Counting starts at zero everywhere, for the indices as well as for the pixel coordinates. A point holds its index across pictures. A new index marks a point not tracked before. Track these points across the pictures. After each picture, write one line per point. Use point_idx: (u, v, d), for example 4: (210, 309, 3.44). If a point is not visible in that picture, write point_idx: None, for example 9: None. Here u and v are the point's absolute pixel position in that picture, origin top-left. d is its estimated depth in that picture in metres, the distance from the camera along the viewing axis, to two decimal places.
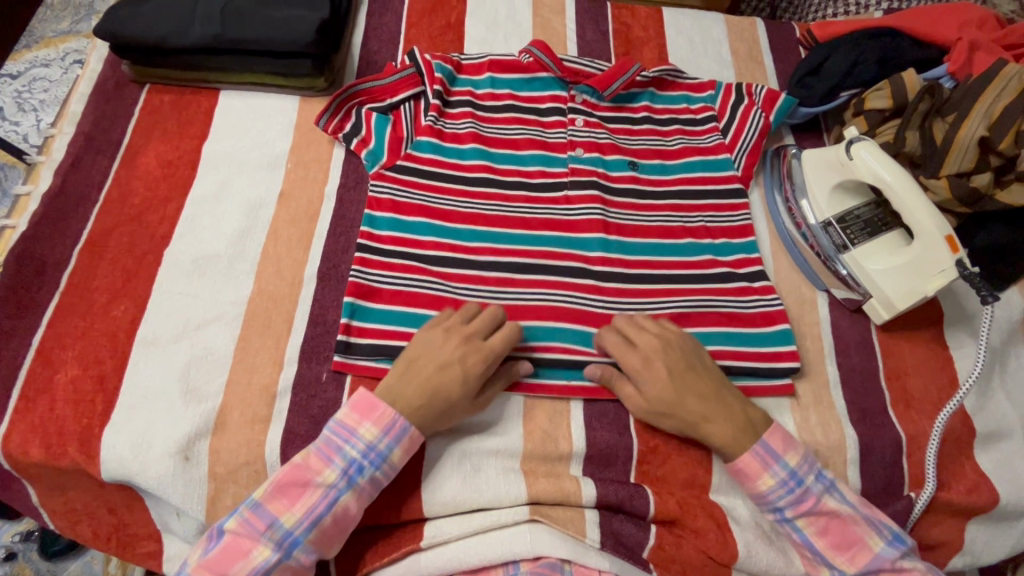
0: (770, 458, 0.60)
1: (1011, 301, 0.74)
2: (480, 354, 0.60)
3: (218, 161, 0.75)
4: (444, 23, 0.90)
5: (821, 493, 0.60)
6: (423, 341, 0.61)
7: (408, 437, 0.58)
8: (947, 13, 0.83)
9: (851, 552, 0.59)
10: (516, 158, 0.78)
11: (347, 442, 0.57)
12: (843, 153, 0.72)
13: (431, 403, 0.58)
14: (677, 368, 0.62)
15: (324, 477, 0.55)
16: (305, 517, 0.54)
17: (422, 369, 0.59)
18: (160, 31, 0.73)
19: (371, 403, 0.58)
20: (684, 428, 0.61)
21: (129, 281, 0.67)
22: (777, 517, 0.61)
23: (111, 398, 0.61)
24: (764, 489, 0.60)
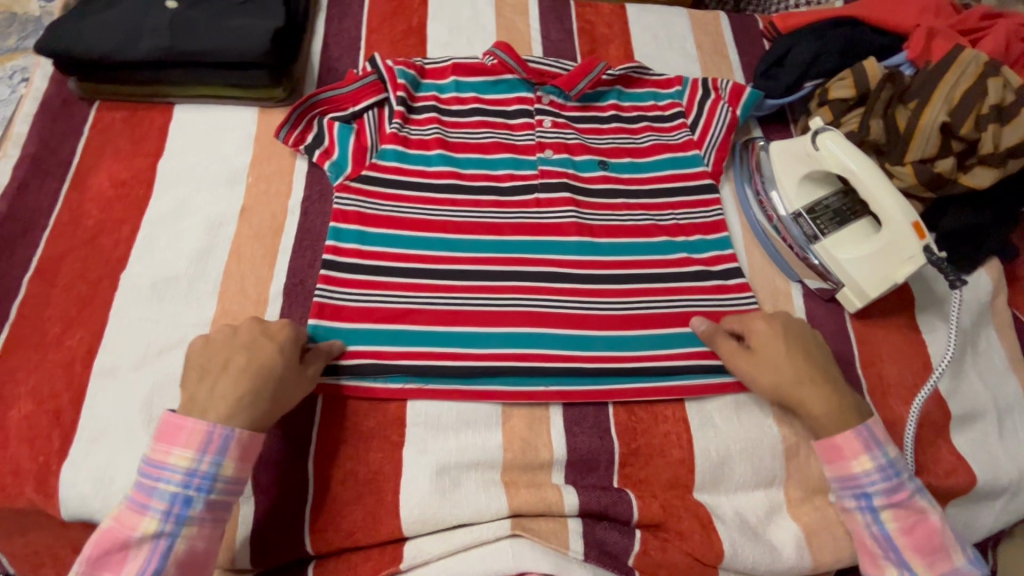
0: (872, 442, 0.59)
1: (980, 282, 0.75)
2: (276, 344, 0.57)
3: (176, 179, 0.73)
4: (405, 27, 0.89)
5: (912, 490, 0.58)
6: (192, 354, 0.56)
7: (234, 445, 0.52)
8: (903, 1, 0.84)
9: (931, 557, 0.57)
10: (484, 162, 0.77)
11: (158, 479, 0.50)
12: (809, 145, 0.72)
13: (241, 402, 0.53)
14: (807, 340, 0.64)
15: (142, 528, 0.49)
16: (144, 568, 0.49)
17: (205, 373, 0.55)
18: (106, 46, 0.70)
19: (175, 424, 0.52)
20: (782, 390, 0.61)
21: (85, 309, 0.64)
22: (859, 503, 0.59)
23: (69, 432, 0.58)
24: (857, 470, 0.58)
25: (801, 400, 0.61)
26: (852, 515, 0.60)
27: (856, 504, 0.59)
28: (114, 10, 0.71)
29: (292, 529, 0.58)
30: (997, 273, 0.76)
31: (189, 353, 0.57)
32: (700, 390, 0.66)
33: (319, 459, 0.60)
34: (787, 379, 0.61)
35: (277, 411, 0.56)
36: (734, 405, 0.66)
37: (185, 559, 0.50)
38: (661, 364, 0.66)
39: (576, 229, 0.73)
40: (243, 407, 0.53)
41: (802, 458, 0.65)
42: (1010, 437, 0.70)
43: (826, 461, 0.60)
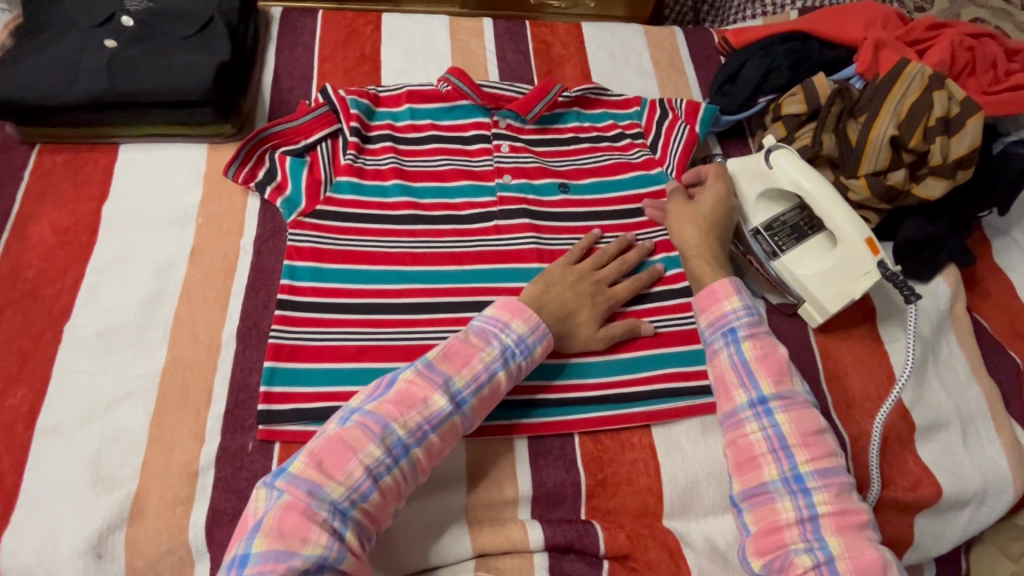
0: (741, 289, 0.64)
1: (939, 290, 0.76)
2: (600, 259, 0.70)
3: (123, 222, 0.71)
4: (359, 55, 0.88)
5: (771, 333, 0.62)
6: (561, 259, 0.69)
7: (550, 337, 0.62)
8: (850, 14, 0.86)
9: (784, 381, 0.59)
10: (441, 191, 0.76)
11: (482, 349, 0.58)
12: (763, 163, 0.73)
13: (582, 304, 0.66)
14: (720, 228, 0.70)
15: (401, 422, 0.53)
16: (365, 477, 0.50)
17: (595, 275, 0.68)
18: (42, 89, 0.68)
19: (517, 304, 0.61)
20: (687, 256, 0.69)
21: (26, 364, 0.61)
22: (726, 338, 0.61)
23: (10, 497, 0.55)
24: (727, 309, 0.62)
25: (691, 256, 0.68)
26: (750, 429, 0.57)
27: (753, 413, 0.58)
28: (52, 51, 0.70)
29: None
30: (955, 280, 0.77)
31: (557, 261, 0.69)
32: (666, 414, 0.65)
33: None
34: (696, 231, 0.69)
35: (581, 333, 0.65)
36: (701, 427, 0.66)
37: (444, 438, 0.55)
38: (626, 390, 0.65)
39: (538, 256, 0.72)
40: (587, 323, 0.65)
41: None
42: (974, 445, 0.70)
43: (702, 310, 0.64)
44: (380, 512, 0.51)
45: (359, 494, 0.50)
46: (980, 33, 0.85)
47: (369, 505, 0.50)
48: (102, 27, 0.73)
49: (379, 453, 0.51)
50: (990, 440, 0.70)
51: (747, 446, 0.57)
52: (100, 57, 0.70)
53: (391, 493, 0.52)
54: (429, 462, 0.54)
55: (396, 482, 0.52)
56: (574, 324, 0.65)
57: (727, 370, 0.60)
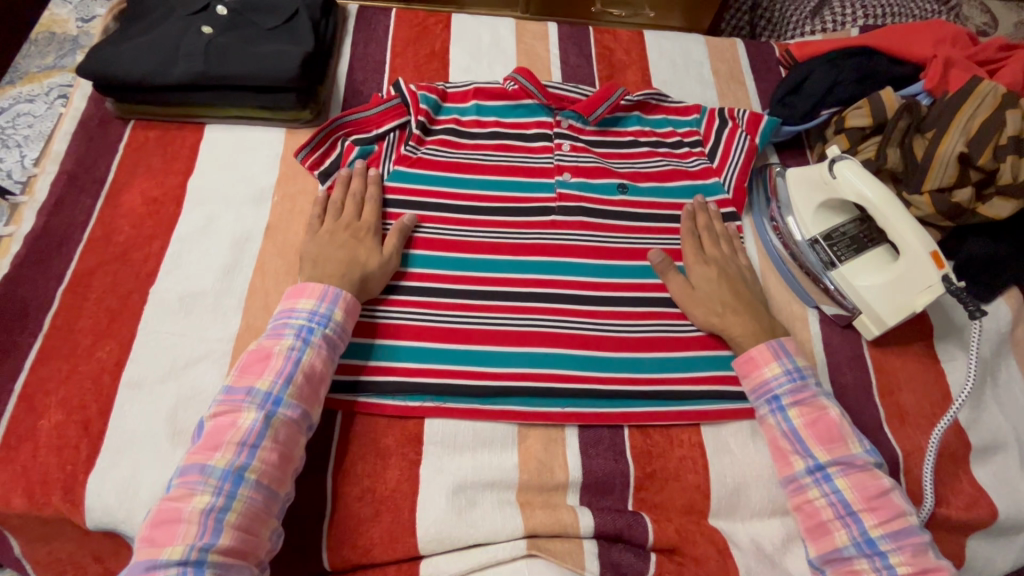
0: (780, 352, 0.64)
1: (999, 311, 0.75)
2: (335, 209, 0.72)
3: (205, 196, 0.75)
4: (429, 52, 0.92)
5: (818, 393, 0.63)
6: (307, 232, 0.70)
7: (344, 300, 0.63)
8: (920, 31, 0.85)
9: (838, 446, 0.59)
10: (504, 184, 0.78)
11: (276, 344, 0.59)
12: (825, 173, 0.73)
13: (351, 251, 0.67)
14: (738, 281, 0.71)
15: (218, 457, 0.52)
16: (201, 527, 0.49)
17: (336, 226, 0.69)
18: (143, 69, 0.73)
19: (300, 287, 0.63)
20: (711, 319, 0.68)
21: (114, 321, 0.66)
22: (771, 407, 0.62)
23: (97, 442, 0.59)
24: (769, 376, 0.63)
25: (722, 320, 0.68)
26: (812, 495, 0.59)
27: (813, 479, 0.59)
28: (152, 35, 0.76)
29: (309, 544, 0.58)
30: (1017, 302, 0.76)
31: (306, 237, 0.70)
32: (717, 415, 0.66)
33: (337, 476, 0.61)
34: (713, 294, 0.69)
35: (373, 269, 0.66)
36: (749, 431, 0.66)
37: (280, 443, 0.55)
38: (679, 388, 0.66)
39: (591, 252, 0.73)
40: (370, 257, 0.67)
41: None
42: None
43: (744, 375, 0.65)
44: (249, 545, 0.51)
45: (205, 543, 0.49)
46: None
47: (224, 546, 0.49)
48: (197, 15, 0.78)
49: (209, 496, 0.50)
50: None
51: (812, 513, 0.58)
52: (197, 43, 0.75)
53: (255, 523, 0.52)
54: (278, 472, 0.54)
55: (246, 510, 0.51)
56: (361, 266, 0.66)
57: (779, 440, 0.61)
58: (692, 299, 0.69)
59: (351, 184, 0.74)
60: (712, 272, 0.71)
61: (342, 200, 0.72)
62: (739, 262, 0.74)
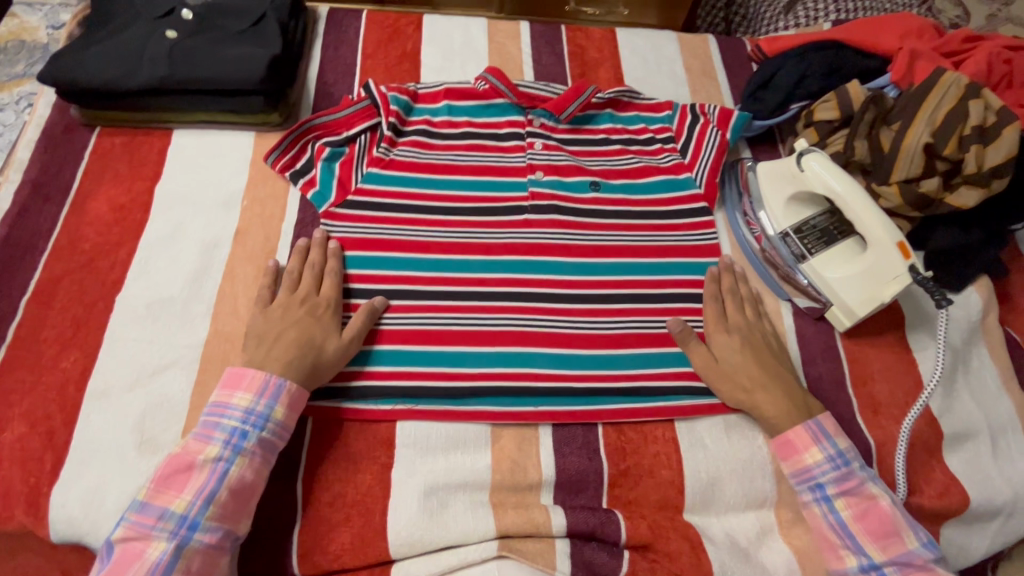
0: (820, 435, 0.61)
1: (970, 300, 0.75)
2: (289, 280, 0.67)
3: (173, 202, 0.75)
4: (400, 53, 0.91)
5: (865, 479, 0.60)
6: (257, 306, 0.65)
7: (286, 394, 0.58)
8: (887, 25, 0.86)
9: (893, 542, 0.57)
10: (475, 184, 0.77)
11: (202, 448, 0.54)
12: (796, 168, 0.73)
13: (300, 330, 0.62)
14: (763, 348, 0.68)
15: (179, 500, 0.52)
16: None
17: (287, 301, 0.65)
18: (106, 74, 0.72)
19: (240, 372, 0.58)
20: (739, 395, 0.64)
21: (79, 330, 0.65)
22: (816, 496, 0.60)
23: (61, 453, 0.59)
24: (810, 462, 0.60)
25: (750, 398, 0.64)
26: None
27: None
28: (116, 40, 0.75)
29: (279, 552, 0.58)
30: (988, 291, 0.76)
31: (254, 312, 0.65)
32: (690, 410, 0.66)
33: (308, 481, 0.60)
34: (740, 370, 0.65)
35: (331, 355, 0.62)
36: (723, 425, 0.66)
37: (237, 492, 0.54)
38: (652, 384, 0.66)
39: (563, 250, 0.73)
40: (320, 341, 0.62)
41: None
42: (1004, 457, 0.69)
43: (783, 459, 0.62)
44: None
45: None
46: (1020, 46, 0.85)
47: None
48: (162, 19, 0.77)
49: (163, 542, 0.50)
50: (1021, 453, 0.69)
51: None
52: (160, 48, 0.74)
53: (205, 569, 0.51)
54: (230, 516, 0.53)
55: (196, 558, 0.51)
56: (316, 351, 0.61)
57: (826, 533, 0.59)
58: (716, 374, 0.66)
59: (309, 254, 0.69)
60: (737, 342, 0.67)
61: (298, 271, 0.68)
62: (763, 328, 0.70)
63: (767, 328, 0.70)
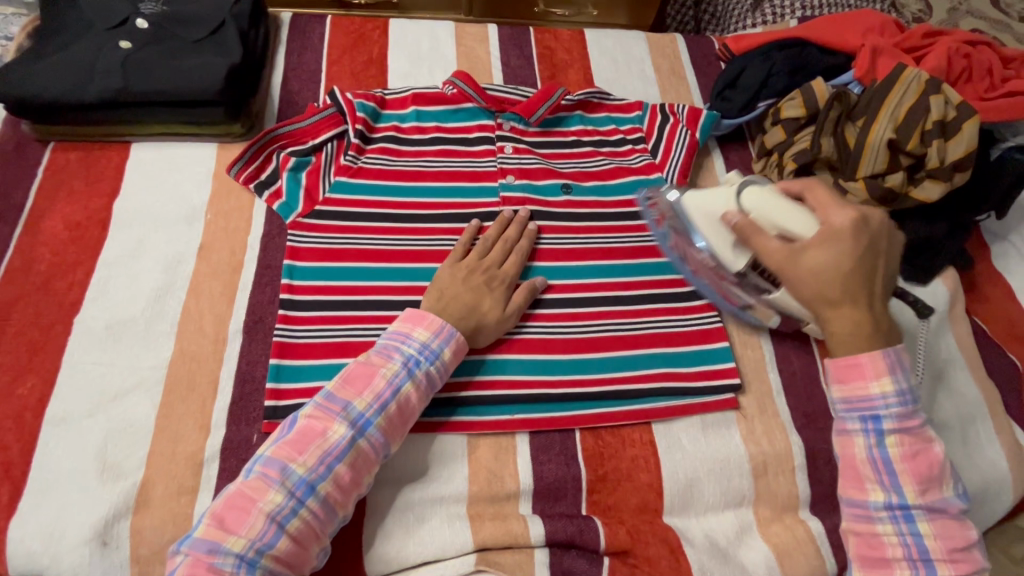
0: (897, 367, 0.55)
1: (937, 292, 0.77)
2: (483, 246, 0.70)
3: (133, 218, 0.72)
4: (367, 58, 0.90)
5: (923, 423, 0.57)
6: (448, 259, 0.68)
7: (456, 340, 0.60)
8: (849, 22, 0.87)
9: (932, 489, 0.55)
10: (445, 190, 0.76)
11: (383, 365, 0.56)
12: (735, 207, 0.65)
13: (480, 296, 0.64)
14: (877, 248, 0.58)
15: (300, 461, 0.51)
16: (260, 537, 0.48)
17: (475, 265, 0.67)
18: (58, 88, 0.70)
19: (420, 313, 0.61)
20: (817, 305, 0.57)
21: (36, 355, 0.63)
22: (868, 427, 0.56)
23: (18, 484, 0.56)
24: (876, 393, 0.55)
25: (830, 305, 0.57)
26: (882, 530, 0.54)
27: (890, 516, 0.54)
28: (67, 52, 0.72)
29: None
30: (953, 282, 0.78)
31: (445, 262, 0.68)
32: (667, 412, 0.65)
33: None
34: (836, 276, 0.56)
35: (490, 322, 0.64)
36: (701, 425, 0.66)
37: (355, 467, 0.53)
38: (629, 387, 0.66)
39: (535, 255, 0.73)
40: (490, 312, 0.64)
41: (770, 475, 0.64)
42: (973, 445, 0.70)
43: (840, 382, 0.57)
44: (298, 557, 0.50)
45: (264, 544, 0.48)
46: (976, 41, 0.86)
47: (280, 552, 0.49)
48: (116, 29, 0.75)
49: (281, 497, 0.49)
50: (990, 441, 0.70)
51: (875, 546, 0.54)
52: (114, 59, 0.72)
53: (308, 537, 0.50)
54: (343, 494, 0.52)
55: (307, 522, 0.50)
56: (480, 315, 0.63)
57: (863, 465, 0.56)
58: (805, 275, 0.57)
59: (507, 228, 0.72)
60: (846, 245, 0.57)
61: (492, 241, 0.70)
62: (887, 242, 0.60)
63: (888, 247, 0.60)
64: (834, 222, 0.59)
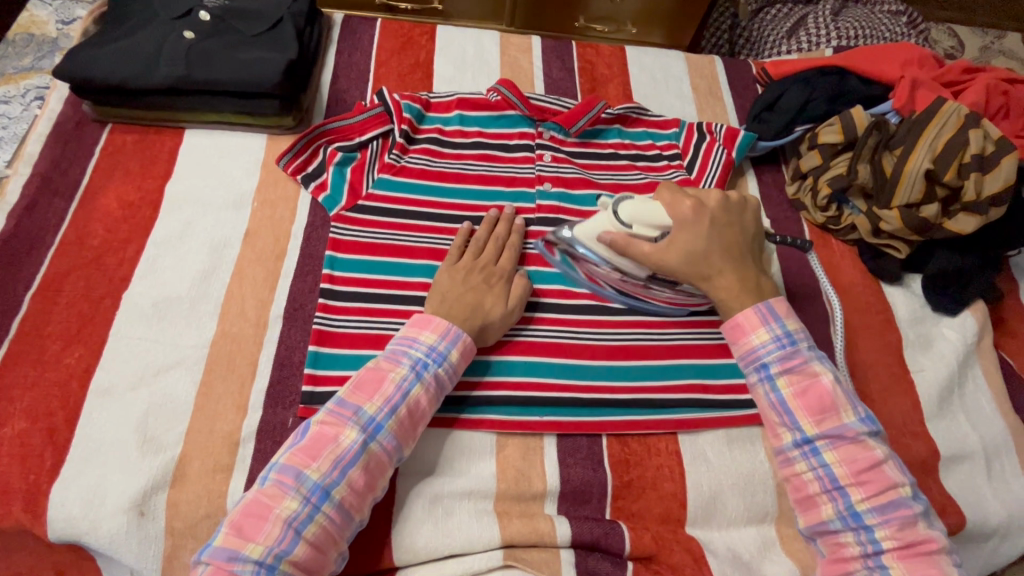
0: (769, 317, 0.61)
1: (965, 323, 0.77)
2: (478, 246, 0.70)
3: (182, 201, 0.75)
4: (413, 62, 0.93)
5: (810, 359, 0.60)
6: (446, 263, 0.69)
7: (463, 341, 0.61)
8: (889, 53, 0.89)
9: (828, 418, 0.57)
10: (485, 194, 0.78)
11: (392, 370, 0.58)
12: (616, 223, 0.66)
13: (482, 295, 0.65)
14: (727, 222, 0.66)
15: (314, 467, 0.52)
16: (278, 543, 0.49)
17: (472, 265, 0.68)
18: (121, 72, 0.73)
19: (426, 316, 0.62)
20: (698, 272, 0.64)
21: (85, 327, 0.64)
22: (760, 376, 0.60)
23: (62, 450, 0.58)
24: (756, 343, 0.61)
25: (706, 279, 0.64)
26: (800, 468, 0.58)
27: (800, 453, 0.58)
28: (132, 38, 0.75)
29: None
30: (983, 315, 0.78)
31: (443, 266, 0.69)
32: (693, 423, 0.66)
33: None
34: (701, 253, 0.63)
35: (495, 320, 0.64)
36: (726, 439, 0.66)
37: (368, 470, 0.54)
38: (657, 396, 0.66)
39: (544, 260, 0.74)
40: (493, 307, 0.65)
41: None
42: (998, 478, 0.70)
43: (733, 342, 0.63)
44: (316, 563, 0.50)
45: (281, 550, 0.49)
46: (1016, 79, 0.88)
47: (298, 558, 0.49)
48: (180, 19, 0.78)
49: (297, 504, 0.50)
50: (1014, 474, 0.70)
51: (800, 486, 0.58)
52: (177, 48, 0.75)
53: (326, 542, 0.51)
54: (358, 498, 0.53)
55: (324, 528, 0.51)
56: (484, 315, 0.64)
57: (767, 410, 0.60)
58: (681, 265, 0.64)
59: (496, 227, 0.73)
60: (699, 225, 0.64)
61: (484, 241, 0.71)
62: (741, 217, 0.67)
63: (741, 218, 0.67)
64: (679, 210, 0.65)
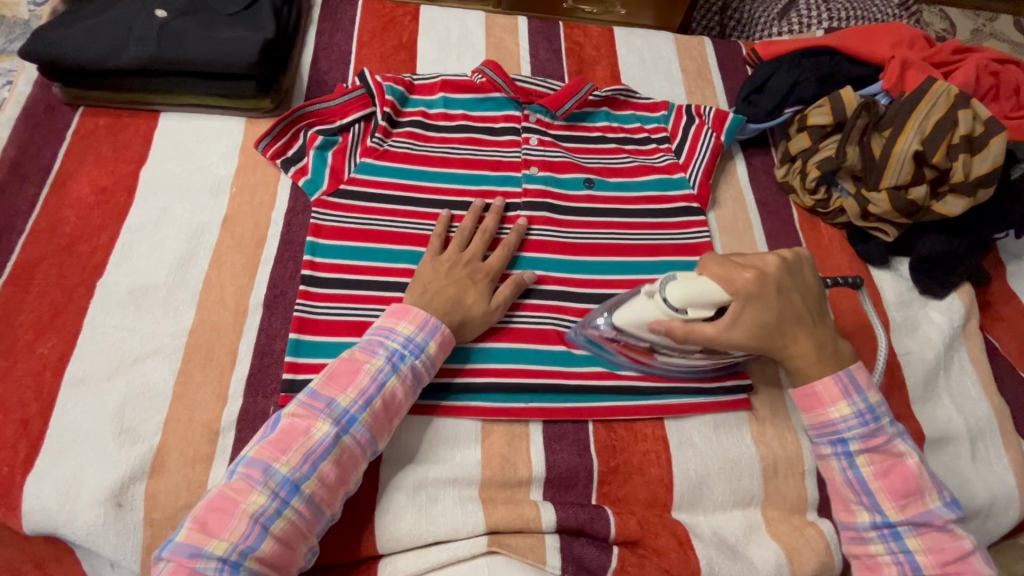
0: (851, 388, 0.60)
1: (952, 306, 0.77)
2: (463, 238, 0.69)
3: (158, 186, 0.73)
4: (396, 43, 0.90)
5: (893, 436, 0.59)
6: (427, 252, 0.68)
7: (441, 333, 0.60)
8: (880, 33, 0.88)
9: (913, 503, 0.57)
10: (470, 178, 0.77)
11: (367, 361, 0.57)
12: (666, 310, 0.58)
13: (463, 288, 0.64)
14: (792, 282, 0.60)
15: (284, 461, 0.51)
16: (242, 540, 0.48)
17: (456, 257, 0.67)
18: (90, 53, 0.70)
19: (404, 307, 0.61)
20: (773, 344, 0.60)
21: (58, 316, 0.63)
22: (837, 452, 0.60)
23: (35, 442, 0.57)
24: (836, 417, 0.60)
25: (780, 347, 0.60)
26: (875, 549, 0.58)
27: (878, 535, 0.58)
28: (102, 17, 0.73)
29: None
30: (969, 298, 0.78)
31: (425, 254, 0.67)
32: (679, 409, 0.66)
33: None
34: (772, 324, 0.59)
35: (475, 315, 0.63)
36: (713, 424, 0.66)
37: (340, 464, 0.53)
38: (643, 383, 0.66)
39: (525, 245, 0.73)
40: (474, 304, 0.64)
41: (780, 477, 0.65)
42: (981, 461, 0.70)
43: (807, 412, 0.62)
44: (285, 559, 0.50)
45: (247, 546, 0.48)
46: (1007, 58, 0.87)
47: (264, 554, 0.49)
48: None
49: (265, 498, 0.50)
50: (998, 456, 0.71)
51: (873, 566, 0.58)
52: (149, 27, 0.72)
53: (295, 538, 0.51)
54: (329, 492, 0.53)
55: (293, 523, 0.50)
56: (465, 309, 0.63)
57: (842, 487, 0.60)
58: (749, 342, 0.59)
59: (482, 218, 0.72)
60: (766, 294, 0.58)
61: (470, 234, 0.70)
62: (802, 273, 0.62)
63: (802, 275, 0.62)
64: (740, 279, 0.58)
